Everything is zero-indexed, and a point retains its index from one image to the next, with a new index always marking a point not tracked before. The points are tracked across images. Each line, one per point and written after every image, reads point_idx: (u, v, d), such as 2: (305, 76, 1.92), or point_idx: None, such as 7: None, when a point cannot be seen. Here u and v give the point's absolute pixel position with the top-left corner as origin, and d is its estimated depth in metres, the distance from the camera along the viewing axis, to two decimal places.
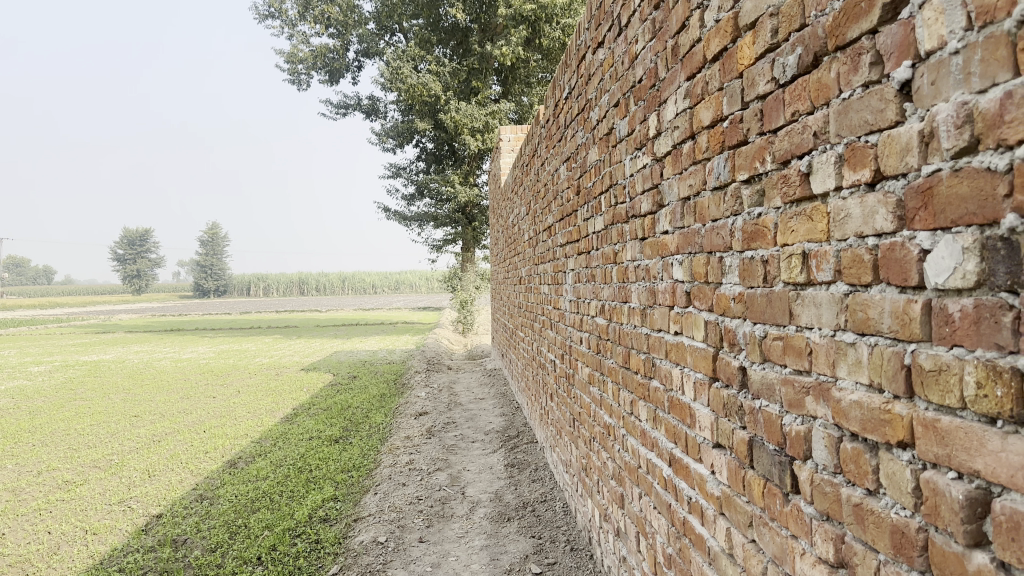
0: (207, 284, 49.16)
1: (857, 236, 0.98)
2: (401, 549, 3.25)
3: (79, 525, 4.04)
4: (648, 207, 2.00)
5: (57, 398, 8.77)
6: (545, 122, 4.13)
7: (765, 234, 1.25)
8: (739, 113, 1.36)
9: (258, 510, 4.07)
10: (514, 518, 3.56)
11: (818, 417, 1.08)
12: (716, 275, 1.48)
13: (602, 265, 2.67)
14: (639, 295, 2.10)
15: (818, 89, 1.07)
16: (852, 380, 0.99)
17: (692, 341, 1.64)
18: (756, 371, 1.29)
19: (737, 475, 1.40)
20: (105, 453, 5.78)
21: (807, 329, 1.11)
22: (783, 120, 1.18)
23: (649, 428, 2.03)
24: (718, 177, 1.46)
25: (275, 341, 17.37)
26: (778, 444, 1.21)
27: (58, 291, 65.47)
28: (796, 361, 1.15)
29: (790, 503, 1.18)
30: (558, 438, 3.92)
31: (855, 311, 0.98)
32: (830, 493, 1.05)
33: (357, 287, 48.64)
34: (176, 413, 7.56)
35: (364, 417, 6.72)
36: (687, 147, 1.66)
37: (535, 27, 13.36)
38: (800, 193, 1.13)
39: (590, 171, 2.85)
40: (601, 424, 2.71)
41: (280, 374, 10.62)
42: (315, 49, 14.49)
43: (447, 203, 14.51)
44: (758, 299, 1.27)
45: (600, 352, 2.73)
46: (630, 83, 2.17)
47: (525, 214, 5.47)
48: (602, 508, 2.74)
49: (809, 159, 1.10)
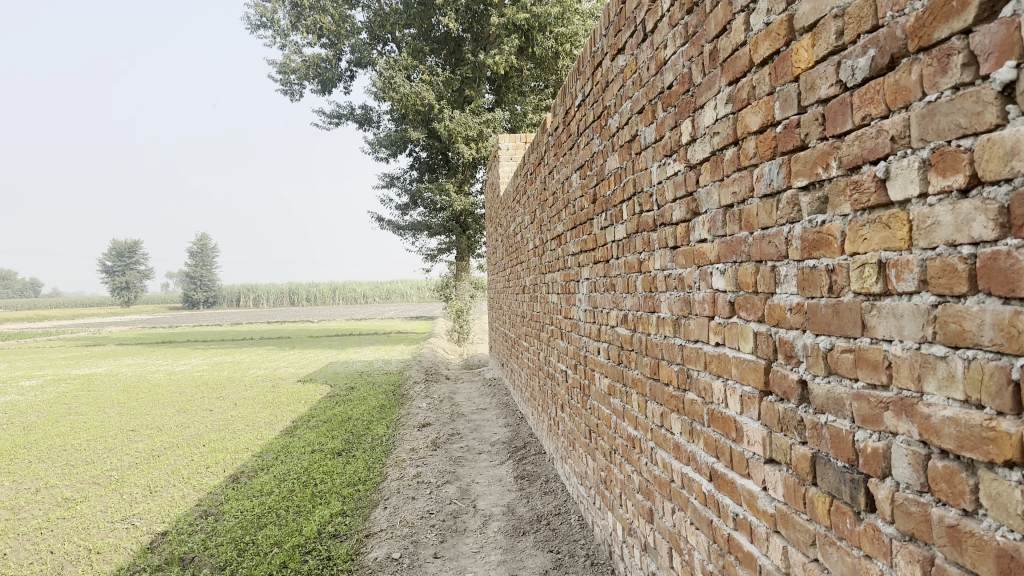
0: (197, 296, 48.72)
1: (947, 245, 0.94)
2: (417, 566, 3.18)
3: (83, 544, 3.95)
4: (681, 215, 1.96)
5: (51, 413, 8.65)
6: (554, 130, 4.09)
7: (829, 243, 1.20)
8: (795, 117, 1.31)
9: (265, 526, 3.99)
10: (529, 532, 3.50)
11: (899, 433, 1.04)
12: (768, 284, 1.43)
13: (624, 274, 2.63)
14: (671, 305, 2.06)
15: (895, 92, 1.03)
16: (943, 395, 0.95)
17: (737, 353, 1.60)
18: (821, 385, 1.25)
19: (796, 492, 1.35)
20: (104, 469, 5.68)
21: (885, 341, 1.07)
22: (851, 125, 1.14)
23: (684, 441, 1.98)
24: (770, 184, 1.42)
25: (268, 352, 17.24)
26: (848, 461, 1.17)
27: (46, 304, 64.86)
28: (870, 375, 1.10)
29: (864, 522, 1.13)
30: (571, 449, 3.86)
31: (946, 323, 0.94)
32: (916, 513, 1.01)
33: (347, 297, 48.46)
34: (174, 426, 7.46)
35: (366, 429, 6.65)
36: (729, 153, 1.62)
37: (528, 36, 13.36)
38: (875, 200, 1.09)
39: (608, 180, 2.81)
40: (624, 436, 2.67)
41: (276, 385, 10.51)
42: (307, 58, 14.45)
43: (441, 212, 14.45)
44: (822, 310, 1.23)
45: (622, 362, 2.68)
46: (658, 89, 2.13)
47: (529, 223, 5.43)
48: (625, 523, 2.68)
49: (885, 165, 1.06)
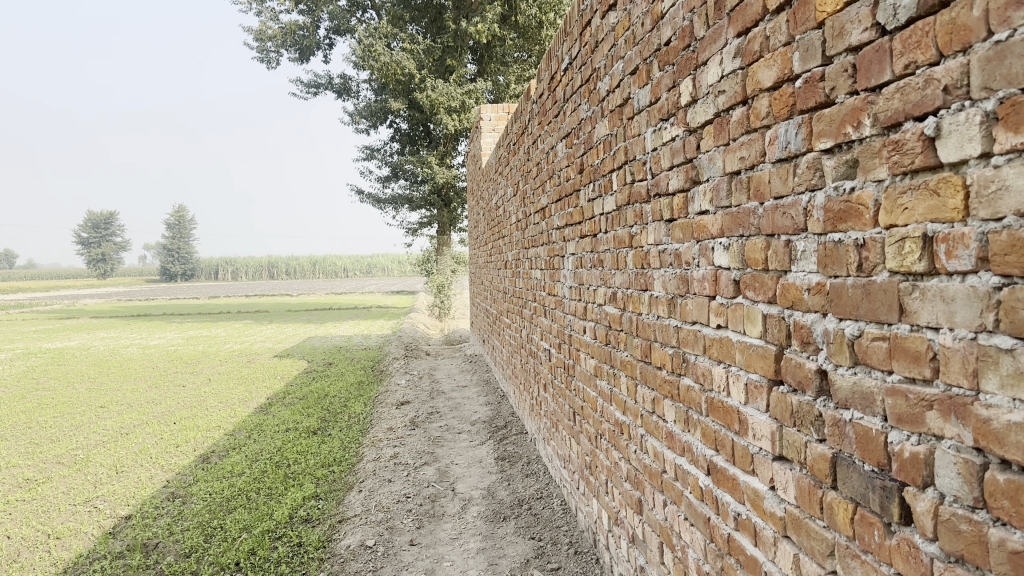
0: (173, 268, 48.02)
1: (1016, 215, 0.78)
2: (391, 554, 3.03)
3: (41, 528, 3.76)
4: (678, 184, 1.79)
5: (18, 388, 8.40)
6: (538, 97, 3.89)
7: (860, 213, 1.04)
8: (818, 70, 1.14)
9: (234, 510, 3.83)
10: (510, 517, 3.35)
11: (945, 438, 0.89)
12: (780, 261, 1.27)
13: (613, 250, 2.46)
14: (665, 283, 1.90)
15: (949, 32, 0.86)
16: (1007, 397, 0.79)
17: (742, 337, 1.44)
18: (845, 377, 1.09)
19: (811, 495, 1.20)
20: (68, 448, 5.47)
21: (929, 330, 0.91)
22: (889, 75, 0.97)
23: (679, 431, 1.83)
24: (785, 148, 1.25)
25: (246, 326, 16.97)
26: (878, 465, 1.02)
27: (20, 277, 63.68)
28: (907, 368, 0.95)
29: (896, 536, 0.98)
30: (553, 431, 3.71)
31: (1012, 309, 0.78)
32: (966, 532, 0.85)
33: (327, 271, 48.29)
34: (145, 403, 7.23)
35: (343, 407, 6.47)
36: (737, 114, 1.45)
37: (511, 4, 13.12)
38: (920, 162, 0.92)
39: (597, 147, 2.63)
40: (611, 421, 2.52)
41: (253, 361, 10.28)
42: (284, 25, 14.05)
43: (423, 185, 14.21)
44: (850, 291, 1.07)
45: (610, 343, 2.53)
46: (654, 46, 1.94)
47: (511, 195, 5.25)
48: (612, 512, 2.54)
49: (936, 120, 0.89)
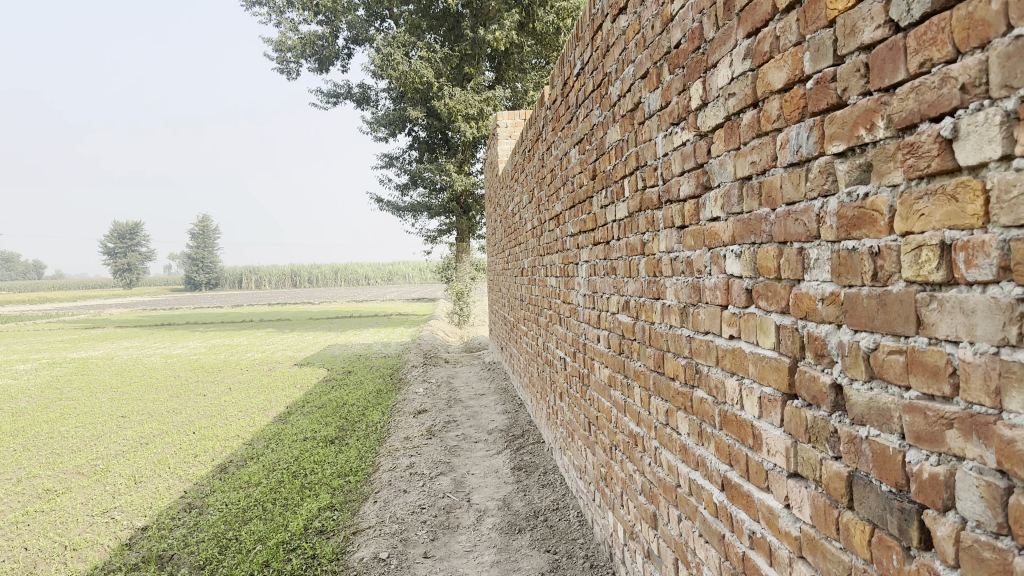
0: (197, 277, 48.52)
1: None
2: (404, 567, 2.99)
3: (58, 540, 3.76)
4: (689, 190, 1.74)
5: (41, 398, 8.47)
6: (551, 104, 3.84)
7: (873, 220, 0.99)
8: (830, 70, 1.10)
9: (250, 521, 3.81)
10: (526, 529, 3.30)
11: (966, 458, 0.83)
12: (793, 270, 1.22)
13: (625, 257, 2.41)
14: (677, 292, 1.84)
15: (968, 27, 0.81)
16: None
17: (755, 349, 1.39)
18: (861, 392, 1.04)
19: (827, 514, 1.14)
20: (88, 459, 5.50)
21: (948, 343, 0.86)
22: (904, 74, 0.92)
23: (692, 443, 1.78)
24: (798, 151, 1.20)
25: (268, 335, 17.07)
26: (896, 485, 0.96)
27: (49, 287, 64.75)
28: (925, 383, 0.90)
29: (915, 561, 0.93)
30: (569, 441, 3.66)
31: None
32: (991, 560, 0.80)
33: (348, 278, 48.53)
34: (165, 413, 7.26)
35: (361, 415, 6.46)
36: (747, 117, 1.40)
37: (529, 11, 13.09)
38: (937, 165, 0.87)
39: (608, 153, 2.59)
40: (625, 433, 2.46)
41: (273, 369, 10.33)
42: (303, 36, 14.12)
43: (442, 193, 14.22)
44: (864, 300, 1.02)
45: (623, 352, 2.47)
46: (664, 49, 1.90)
47: (527, 202, 5.20)
48: (627, 525, 2.48)
49: (954, 120, 0.84)
